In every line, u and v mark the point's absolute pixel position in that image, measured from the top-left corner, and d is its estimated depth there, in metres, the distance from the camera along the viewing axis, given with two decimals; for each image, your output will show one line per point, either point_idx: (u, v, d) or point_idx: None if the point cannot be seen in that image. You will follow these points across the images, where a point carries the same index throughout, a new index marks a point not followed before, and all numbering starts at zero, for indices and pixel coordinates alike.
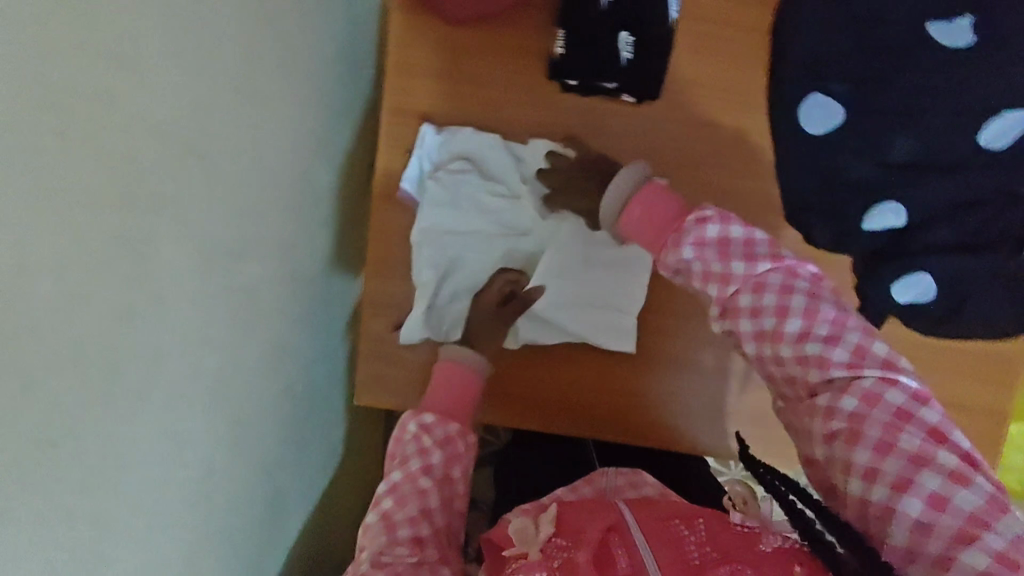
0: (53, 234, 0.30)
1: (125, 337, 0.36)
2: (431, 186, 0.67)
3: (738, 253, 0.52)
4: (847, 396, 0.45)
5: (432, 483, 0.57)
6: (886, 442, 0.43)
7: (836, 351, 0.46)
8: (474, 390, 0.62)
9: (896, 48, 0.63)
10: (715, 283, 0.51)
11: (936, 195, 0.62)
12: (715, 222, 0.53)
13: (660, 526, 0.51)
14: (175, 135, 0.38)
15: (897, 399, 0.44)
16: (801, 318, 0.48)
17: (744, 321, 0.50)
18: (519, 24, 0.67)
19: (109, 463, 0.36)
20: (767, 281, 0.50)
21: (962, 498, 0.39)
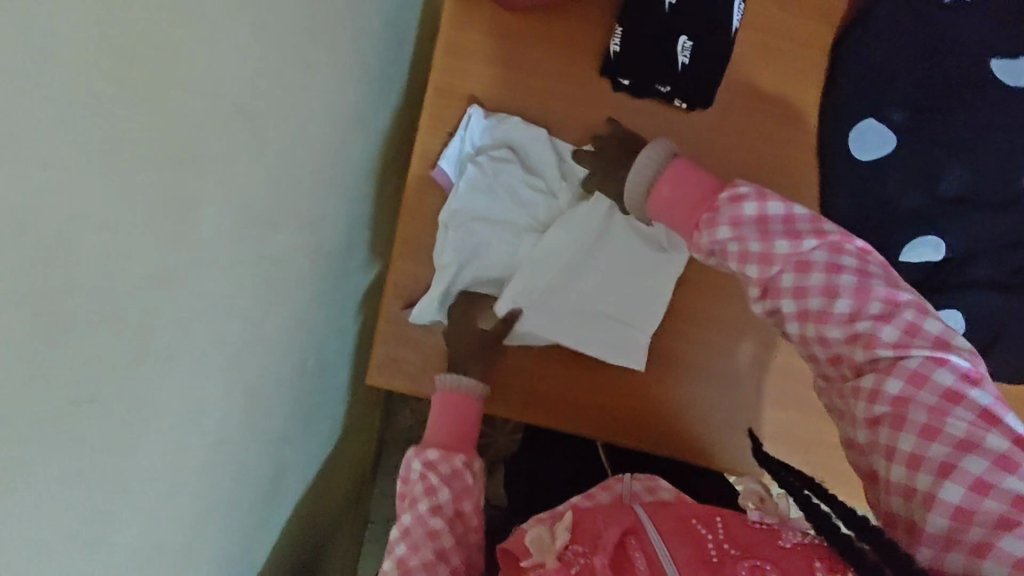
0: (103, 180, 0.28)
1: (158, 296, 0.35)
2: (471, 168, 0.66)
3: (779, 230, 0.50)
4: (892, 377, 0.44)
5: (443, 522, 0.54)
6: (932, 426, 0.42)
7: (884, 330, 0.45)
8: (473, 416, 0.61)
9: (957, 82, 0.65)
10: (755, 264, 0.49)
11: (980, 231, 0.65)
12: (752, 200, 0.51)
13: (680, 526, 0.49)
14: (226, 94, 0.37)
15: (946, 378, 0.43)
16: (848, 298, 0.46)
17: (787, 302, 0.48)
18: (576, 19, 0.68)
19: (128, 425, 0.35)
20: (811, 260, 0.48)
21: (1009, 484, 0.39)
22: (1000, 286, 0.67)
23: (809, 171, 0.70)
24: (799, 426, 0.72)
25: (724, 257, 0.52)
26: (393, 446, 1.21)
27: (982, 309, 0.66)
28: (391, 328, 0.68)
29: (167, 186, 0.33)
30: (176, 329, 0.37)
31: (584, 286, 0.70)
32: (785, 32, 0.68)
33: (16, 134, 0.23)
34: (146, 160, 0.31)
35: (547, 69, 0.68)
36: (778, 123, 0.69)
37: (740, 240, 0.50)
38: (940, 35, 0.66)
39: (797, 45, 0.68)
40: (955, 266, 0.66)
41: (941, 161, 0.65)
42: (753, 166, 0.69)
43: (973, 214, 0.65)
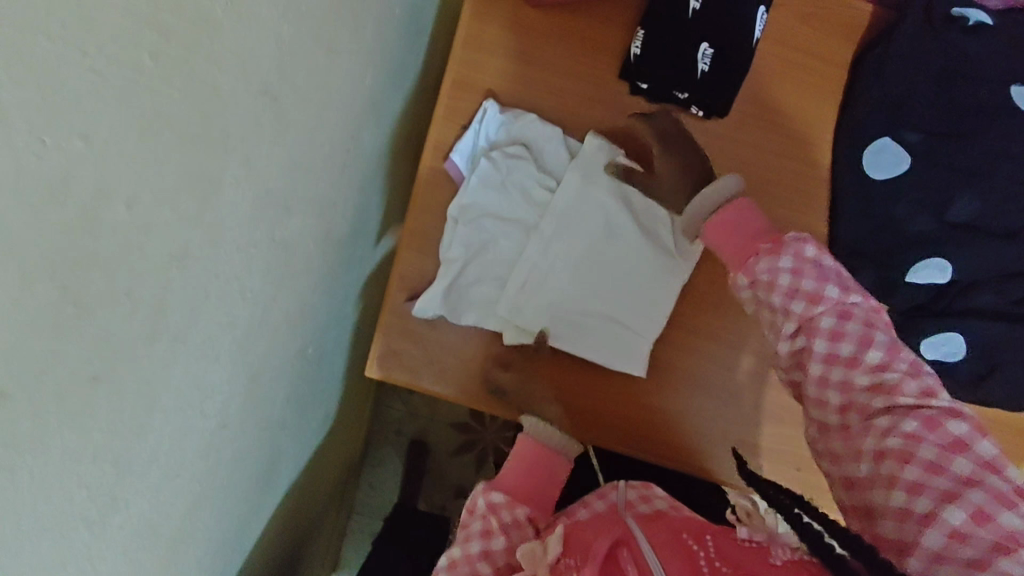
0: (133, 154, 0.28)
1: (176, 275, 0.34)
2: (484, 162, 0.66)
3: (833, 278, 0.54)
4: (909, 418, 0.48)
5: (490, 569, 0.53)
6: (939, 464, 0.46)
7: (910, 382, 0.49)
8: (549, 477, 0.60)
9: (978, 109, 0.64)
10: (801, 300, 0.53)
11: (984, 258, 0.65)
12: (814, 245, 0.55)
13: (672, 540, 0.50)
14: (254, 74, 0.36)
15: (959, 429, 0.47)
16: (879, 351, 0.51)
17: (820, 342, 0.52)
18: (600, 20, 0.68)
19: (137, 403, 0.34)
20: (851, 311, 0.53)
21: (1006, 518, 0.42)
22: (1001, 313, 0.67)
23: (821, 185, 0.70)
24: (796, 441, 0.72)
25: (769, 289, 0.55)
26: (382, 439, 1.20)
27: (978, 334, 0.68)
28: (395, 321, 0.68)
29: (193, 164, 0.33)
30: (189, 309, 0.37)
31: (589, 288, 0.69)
32: (803, 46, 0.69)
33: (57, 99, 0.23)
34: (176, 137, 0.30)
35: (568, 68, 0.68)
36: (791, 137, 0.69)
37: (796, 275, 0.54)
38: (959, 57, 0.65)
39: (817, 60, 0.69)
40: (959, 291, 0.67)
41: (951, 186, 0.64)
42: (762, 178, 0.69)
43: (977, 242, 0.65)
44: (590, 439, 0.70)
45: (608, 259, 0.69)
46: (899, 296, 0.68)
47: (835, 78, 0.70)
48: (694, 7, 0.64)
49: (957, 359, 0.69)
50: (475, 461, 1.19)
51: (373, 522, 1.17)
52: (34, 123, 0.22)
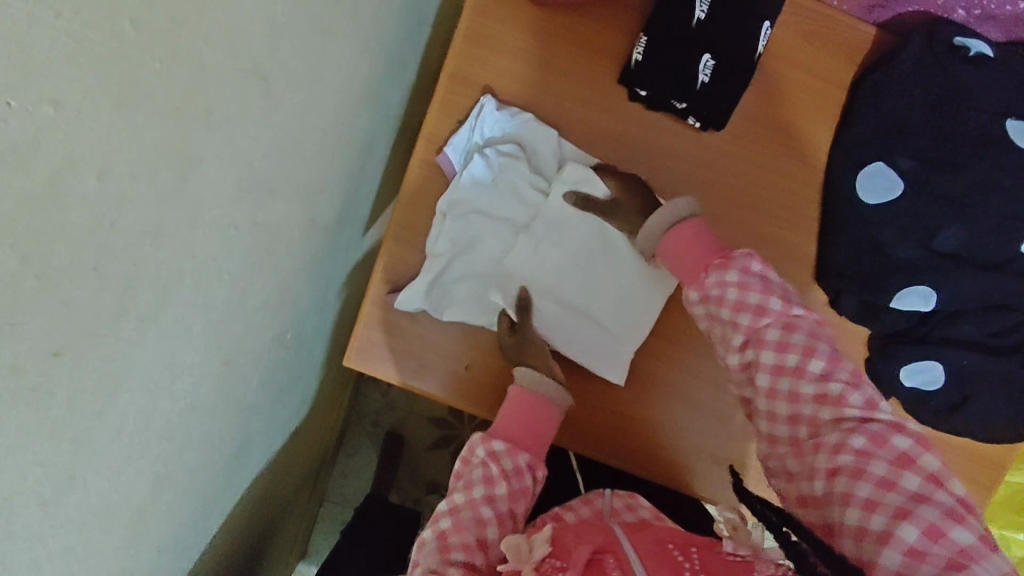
0: (108, 125, 0.27)
1: (149, 252, 0.33)
2: (476, 158, 0.66)
3: (777, 291, 0.56)
4: (856, 433, 0.49)
5: (493, 515, 0.54)
6: (889, 479, 0.46)
7: (854, 395, 0.51)
8: (544, 424, 0.61)
9: (970, 139, 0.65)
10: (749, 313, 0.55)
11: (967, 287, 0.66)
12: (759, 260, 0.57)
13: (657, 548, 0.52)
14: (244, 51, 0.36)
15: (903, 444, 0.48)
16: (822, 361, 0.52)
17: (768, 353, 0.53)
18: (603, 23, 0.68)
19: (100, 380, 0.33)
20: (795, 324, 0.54)
21: (957, 534, 0.43)
22: (980, 345, 0.68)
23: (813, 205, 0.70)
24: None
25: (719, 302, 0.56)
26: (358, 429, 1.19)
27: (958, 364, 0.68)
28: (376, 311, 0.67)
29: (174, 141, 0.32)
30: (162, 287, 0.36)
31: (573, 292, 0.69)
32: (804, 65, 0.69)
33: (24, 60, 0.22)
34: (156, 110, 0.30)
35: (567, 69, 0.68)
36: (786, 155, 0.69)
37: (743, 288, 0.55)
38: (958, 86, 0.65)
39: (817, 79, 0.69)
40: (940, 319, 0.68)
41: (940, 217, 0.65)
42: (755, 195, 0.69)
43: (961, 271, 0.65)
44: (563, 441, 0.70)
45: (593, 263, 0.69)
46: (883, 322, 0.68)
47: (834, 99, 0.69)
48: (697, 18, 0.64)
49: (937, 386, 0.69)
50: (451, 457, 1.18)
51: (344, 512, 1.16)
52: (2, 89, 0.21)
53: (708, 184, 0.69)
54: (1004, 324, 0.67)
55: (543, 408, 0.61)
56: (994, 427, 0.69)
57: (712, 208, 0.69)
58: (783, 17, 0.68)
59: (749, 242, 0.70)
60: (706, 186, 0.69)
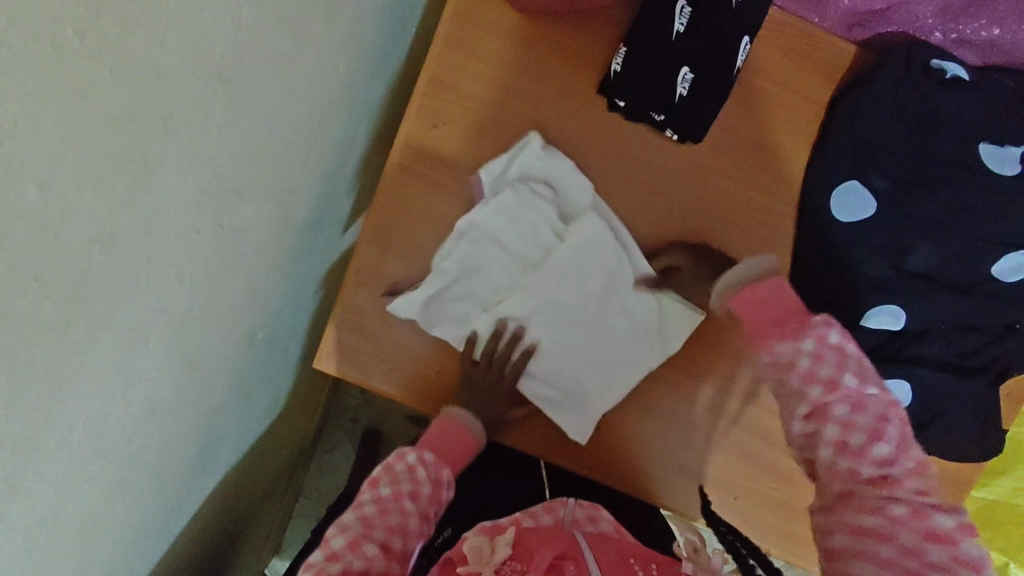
0: (51, 132, 0.26)
1: (100, 260, 0.33)
2: (508, 191, 0.66)
3: (853, 368, 0.55)
4: (896, 505, 0.49)
5: (415, 508, 0.57)
6: (917, 549, 0.47)
7: (910, 480, 0.50)
8: (465, 450, 0.64)
9: (943, 161, 0.65)
10: (819, 386, 0.54)
11: (936, 309, 0.67)
12: (837, 333, 0.56)
13: (619, 560, 0.53)
14: (205, 56, 0.35)
15: (945, 523, 0.48)
16: (888, 446, 0.51)
17: (833, 429, 0.52)
18: (584, 33, 0.67)
19: (47, 390, 0.32)
20: (866, 404, 0.53)
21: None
22: (950, 365, 0.69)
23: (788, 221, 0.70)
24: (743, 472, 0.72)
25: (790, 369, 0.55)
26: (336, 425, 1.19)
27: (925, 384, 0.68)
28: (347, 314, 0.66)
29: (126, 147, 0.31)
30: (113, 294, 0.35)
31: (564, 328, 0.68)
32: (785, 81, 0.69)
33: None
34: (105, 117, 0.29)
35: (547, 78, 0.67)
36: (763, 171, 0.69)
37: (816, 360, 0.54)
38: (932, 108, 0.65)
39: (797, 97, 0.69)
40: (909, 339, 0.68)
41: (912, 237, 0.65)
42: (730, 209, 0.69)
43: (932, 292, 0.66)
44: (531, 449, 0.70)
45: (604, 314, 0.69)
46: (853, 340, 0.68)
47: (812, 117, 0.69)
48: (678, 30, 0.63)
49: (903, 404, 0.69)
50: None
51: (318, 508, 1.15)
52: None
53: (682, 198, 0.69)
54: (972, 345, 0.68)
55: (466, 436, 0.64)
56: (959, 448, 0.70)
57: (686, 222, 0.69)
58: (762, 34, 0.68)
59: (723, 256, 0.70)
60: (682, 199, 0.69)
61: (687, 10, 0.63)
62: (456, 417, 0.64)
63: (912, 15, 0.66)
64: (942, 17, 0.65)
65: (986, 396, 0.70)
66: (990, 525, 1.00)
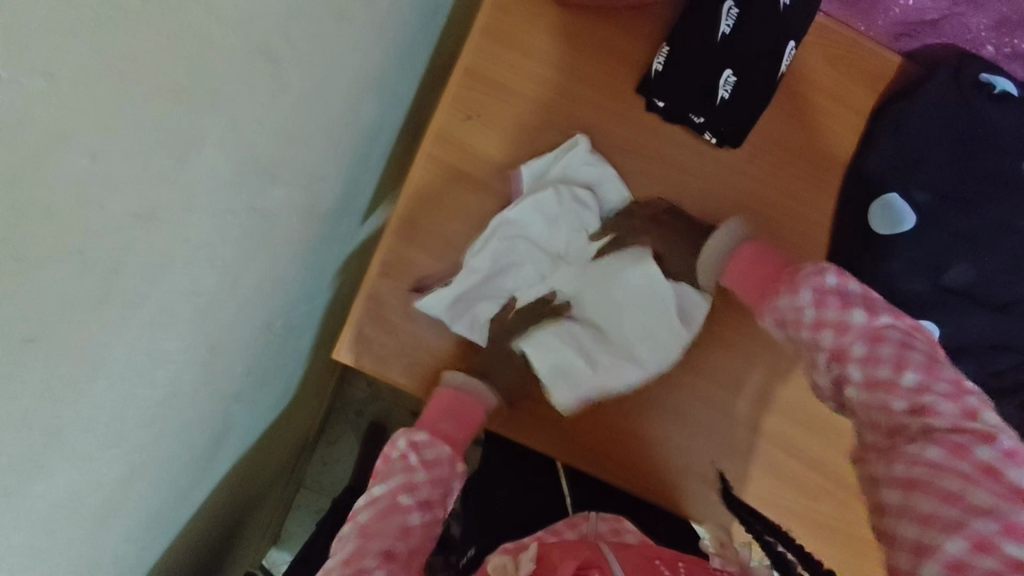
0: (95, 95, 0.25)
1: (140, 235, 0.32)
2: (550, 193, 0.64)
3: (844, 297, 0.54)
4: (927, 444, 0.46)
5: (414, 502, 0.56)
6: (955, 492, 0.43)
7: (935, 399, 0.47)
8: (471, 416, 0.62)
9: (988, 177, 0.64)
10: (831, 329, 0.53)
11: (971, 328, 0.65)
12: (827, 273, 0.56)
13: (644, 563, 0.52)
14: (255, 31, 0.34)
15: (984, 452, 0.44)
16: (918, 372, 0.49)
17: (855, 369, 0.51)
18: (624, 31, 0.66)
19: (80, 365, 0.31)
20: (884, 335, 0.52)
21: (1014, 549, 0.40)
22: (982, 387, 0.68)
23: (821, 232, 0.69)
24: (765, 484, 0.70)
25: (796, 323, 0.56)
26: (341, 418, 1.17)
27: None
28: (369, 307, 0.65)
29: (171, 120, 0.30)
30: (147, 274, 0.34)
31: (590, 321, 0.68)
32: (830, 88, 0.68)
33: (12, 32, 0.21)
34: (152, 86, 0.28)
35: (587, 74, 0.66)
36: (799, 179, 0.68)
37: (814, 303, 0.55)
38: (980, 124, 0.64)
39: (839, 105, 0.68)
40: None
41: (951, 251, 0.64)
42: (767, 217, 0.68)
43: (970, 311, 0.65)
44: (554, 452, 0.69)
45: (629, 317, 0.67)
46: None
47: (854, 127, 0.69)
48: (723, 32, 0.62)
49: None
50: None
51: (321, 500, 1.14)
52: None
53: (719, 202, 0.68)
54: (1006, 366, 0.67)
55: (473, 397, 0.63)
56: None
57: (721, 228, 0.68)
58: (809, 40, 0.67)
59: None
60: (718, 202, 0.68)
61: (734, 11, 0.62)
62: (464, 382, 0.63)
63: (965, 27, 0.65)
64: (997, 31, 0.63)
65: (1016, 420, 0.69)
66: None
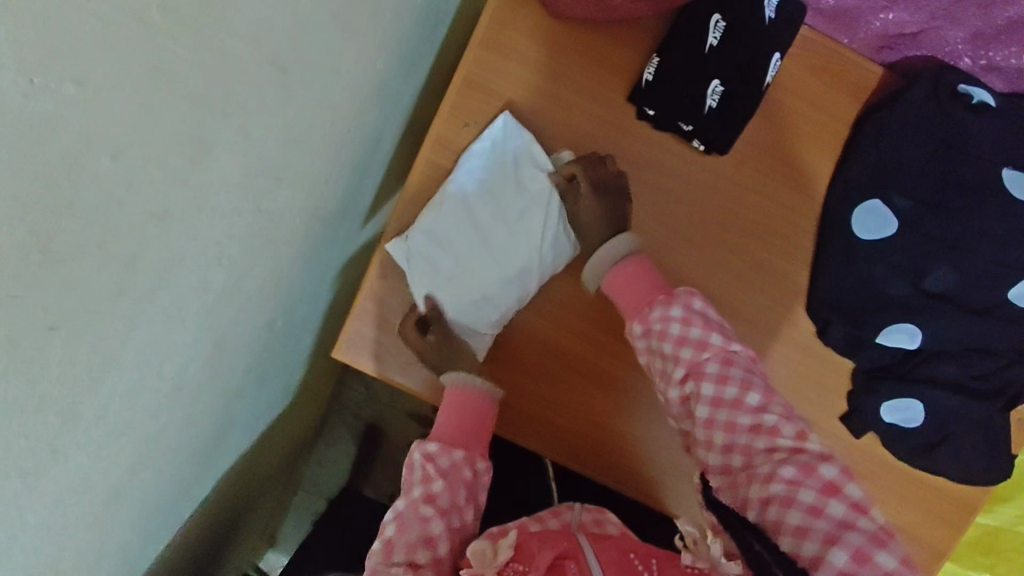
0: (124, 99, 0.27)
1: (154, 233, 0.34)
2: (500, 164, 0.67)
3: (702, 324, 0.62)
4: (788, 465, 0.55)
5: (435, 512, 0.57)
6: (817, 506, 0.53)
7: (786, 426, 0.57)
8: (480, 416, 0.64)
9: (967, 185, 0.66)
10: (691, 347, 0.60)
11: (950, 330, 0.68)
12: (684, 301, 0.63)
13: (619, 556, 0.55)
14: (264, 43, 0.36)
15: (830, 473, 0.55)
16: (758, 395, 0.58)
17: (708, 386, 0.59)
18: (616, 42, 0.68)
19: (97, 354, 0.34)
20: (731, 359, 0.60)
21: (881, 557, 0.50)
22: (961, 387, 0.70)
23: (809, 236, 0.71)
24: None
25: (662, 337, 0.62)
26: (339, 419, 1.18)
27: (937, 405, 0.69)
28: (369, 307, 0.68)
29: (188, 127, 0.32)
30: (161, 269, 0.36)
31: (523, 275, 0.68)
32: (813, 97, 0.70)
33: (52, 44, 0.23)
34: (171, 94, 0.30)
35: (579, 83, 0.69)
36: (784, 185, 0.70)
37: (685, 323, 0.61)
38: (956, 132, 0.67)
39: (823, 114, 0.70)
40: (920, 359, 0.70)
41: (931, 257, 0.67)
42: (752, 221, 0.71)
43: (948, 313, 0.67)
44: (541, 448, 0.71)
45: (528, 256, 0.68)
46: (867, 356, 0.69)
47: (836, 134, 0.71)
48: (711, 44, 0.65)
49: (916, 424, 0.69)
50: None
51: (316, 502, 1.16)
52: (12, 61, 0.22)
53: (705, 207, 0.70)
54: (984, 368, 0.69)
55: (474, 396, 0.63)
56: (968, 471, 0.71)
57: (708, 232, 0.70)
58: (794, 51, 0.69)
59: (737, 266, 0.71)
60: (704, 207, 0.70)
61: (721, 25, 0.65)
62: (455, 381, 0.64)
63: (943, 40, 0.67)
64: (974, 44, 0.66)
65: (994, 421, 0.71)
66: (992, 549, 1.00)
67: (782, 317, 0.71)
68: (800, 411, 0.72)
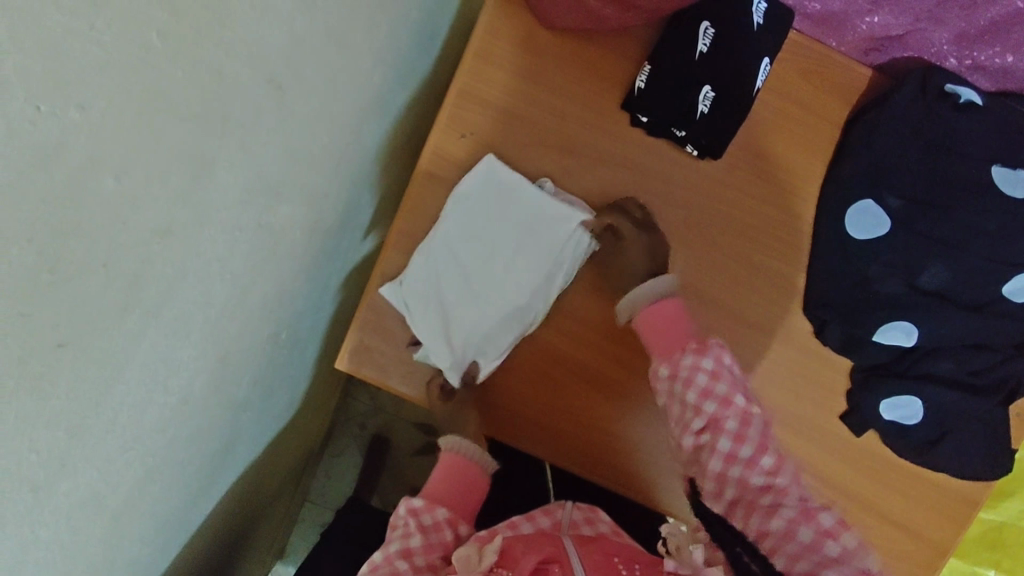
0: (124, 121, 0.28)
1: (158, 250, 0.34)
2: (492, 194, 0.68)
3: (728, 381, 0.62)
4: (790, 511, 0.57)
5: (408, 567, 0.60)
6: (814, 545, 0.55)
7: (794, 488, 0.59)
8: (469, 480, 0.68)
9: (959, 182, 0.67)
10: (715, 402, 0.61)
11: (945, 327, 0.69)
12: (710, 356, 0.63)
13: (602, 560, 0.56)
14: (261, 63, 0.37)
15: (829, 521, 0.57)
16: (771, 457, 0.60)
17: (724, 441, 0.60)
18: (608, 50, 0.69)
19: (104, 369, 0.34)
20: (750, 419, 0.61)
21: None
22: (957, 382, 0.70)
23: (804, 236, 0.72)
24: None
25: (687, 384, 0.62)
26: (344, 431, 1.19)
27: (935, 401, 0.70)
28: (369, 317, 0.68)
29: (187, 146, 0.33)
30: (165, 285, 0.37)
31: (523, 300, 0.69)
32: (805, 101, 0.71)
33: (59, 71, 0.24)
34: (171, 117, 0.31)
35: (572, 91, 0.70)
36: (778, 186, 0.71)
37: (714, 377, 0.62)
38: (945, 132, 0.68)
39: (814, 117, 0.71)
40: (920, 357, 0.70)
41: (926, 256, 0.68)
42: (748, 224, 0.71)
43: (944, 309, 0.68)
44: (541, 453, 0.72)
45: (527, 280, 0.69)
46: (865, 355, 0.70)
47: (827, 135, 0.71)
48: (700, 50, 0.66)
49: (915, 421, 0.70)
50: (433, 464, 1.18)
51: (324, 514, 1.16)
52: (20, 91, 0.22)
53: (700, 211, 0.71)
54: (981, 364, 0.70)
55: (462, 456, 0.68)
56: (968, 466, 0.71)
57: (704, 236, 0.71)
58: (784, 55, 0.70)
59: (733, 269, 0.71)
60: (700, 212, 0.71)
61: (710, 32, 0.65)
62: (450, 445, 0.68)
63: (928, 41, 0.68)
64: (958, 44, 0.67)
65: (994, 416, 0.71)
66: (999, 544, 1.00)
67: (779, 318, 0.72)
68: (801, 412, 0.72)
